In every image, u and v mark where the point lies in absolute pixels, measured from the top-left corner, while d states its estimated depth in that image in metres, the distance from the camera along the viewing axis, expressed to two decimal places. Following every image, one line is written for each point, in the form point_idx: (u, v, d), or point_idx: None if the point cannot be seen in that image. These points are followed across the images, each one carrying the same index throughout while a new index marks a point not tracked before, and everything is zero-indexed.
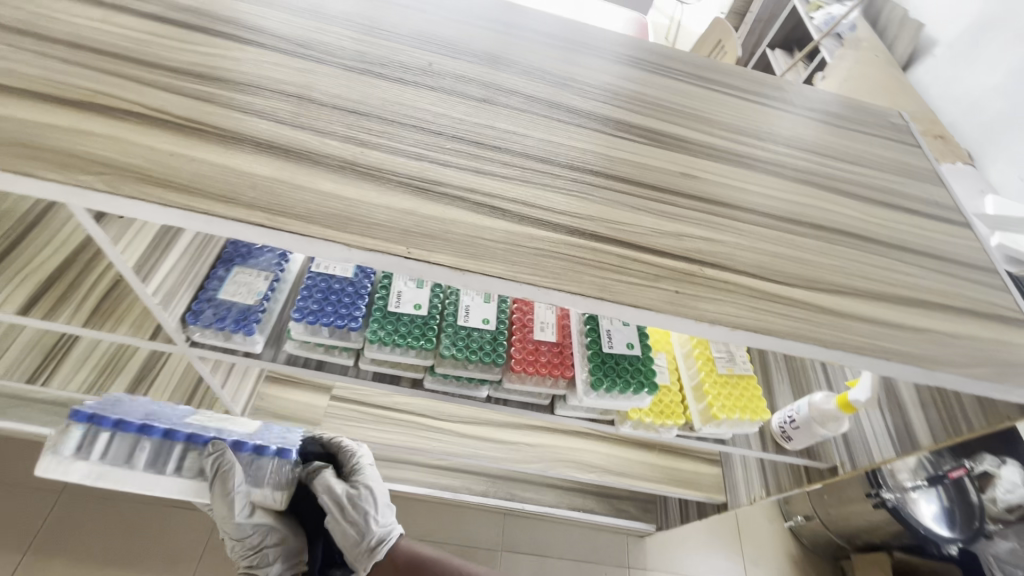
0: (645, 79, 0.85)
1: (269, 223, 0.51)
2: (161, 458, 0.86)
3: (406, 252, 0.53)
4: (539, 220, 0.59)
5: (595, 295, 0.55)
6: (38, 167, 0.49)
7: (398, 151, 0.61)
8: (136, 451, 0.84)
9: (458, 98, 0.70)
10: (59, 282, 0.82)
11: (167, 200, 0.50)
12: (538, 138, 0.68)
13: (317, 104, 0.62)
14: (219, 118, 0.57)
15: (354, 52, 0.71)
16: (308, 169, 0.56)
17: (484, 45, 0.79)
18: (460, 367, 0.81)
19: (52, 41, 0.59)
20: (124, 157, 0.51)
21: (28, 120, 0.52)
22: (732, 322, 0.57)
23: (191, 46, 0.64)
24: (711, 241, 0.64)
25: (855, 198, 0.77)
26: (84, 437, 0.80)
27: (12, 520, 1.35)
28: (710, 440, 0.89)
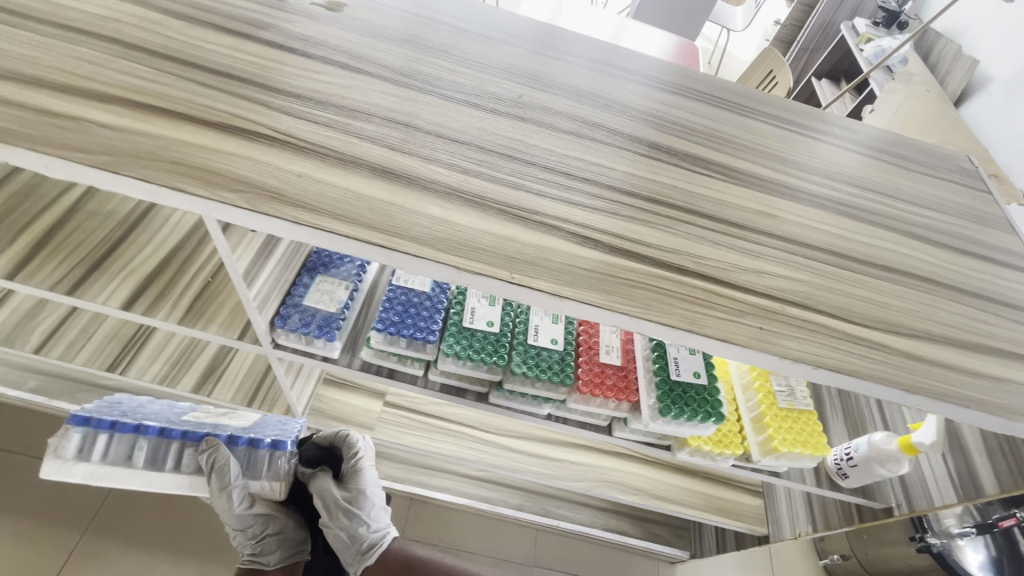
0: (718, 117, 0.88)
1: (386, 244, 0.55)
2: (160, 457, 0.91)
3: (509, 277, 0.56)
4: (629, 251, 0.62)
5: (684, 327, 0.58)
6: (186, 183, 0.54)
7: (496, 179, 0.65)
8: (135, 451, 0.89)
9: (547, 129, 0.73)
10: (156, 280, 0.88)
11: (297, 218, 0.54)
12: (622, 172, 0.72)
13: (423, 132, 0.67)
14: (337, 142, 0.62)
15: (451, 82, 0.75)
16: (417, 193, 0.60)
17: (568, 79, 0.83)
18: (527, 385, 0.83)
19: (189, 64, 0.64)
20: (258, 176, 0.56)
21: (175, 138, 0.57)
22: (814, 361, 0.59)
23: (308, 73, 0.69)
24: (791, 280, 0.66)
25: (928, 243, 0.78)
26: (81, 439, 0.85)
27: (72, 500, 1.42)
28: (765, 472, 0.90)
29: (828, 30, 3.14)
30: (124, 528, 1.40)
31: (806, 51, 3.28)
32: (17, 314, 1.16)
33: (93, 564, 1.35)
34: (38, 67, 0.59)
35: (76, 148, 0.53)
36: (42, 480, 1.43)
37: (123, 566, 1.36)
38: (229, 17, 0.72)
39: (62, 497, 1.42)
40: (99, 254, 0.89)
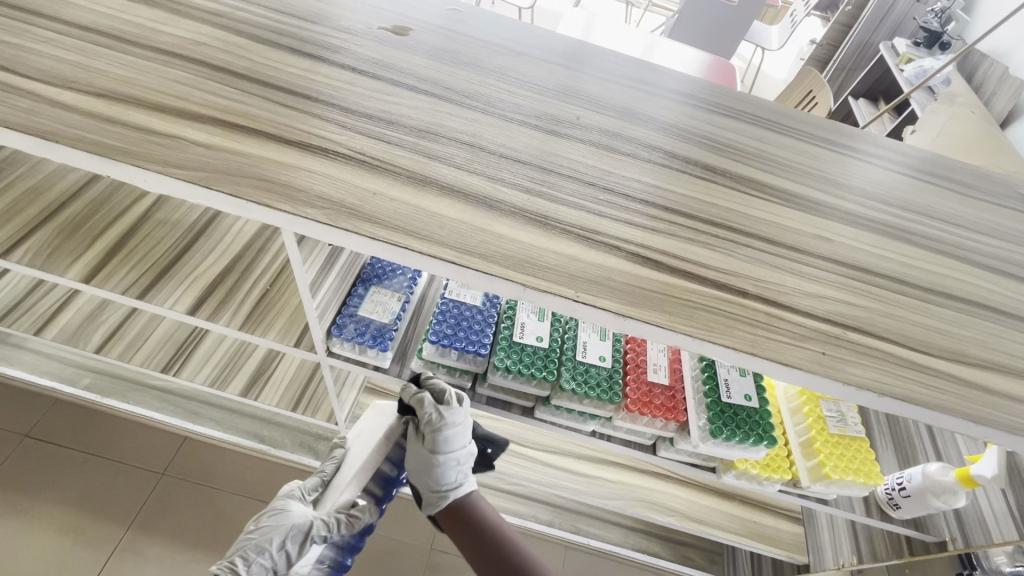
0: (769, 141, 0.89)
1: (458, 261, 0.57)
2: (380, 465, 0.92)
3: (575, 296, 0.57)
4: (689, 273, 0.63)
5: (746, 349, 0.58)
6: (272, 199, 0.57)
7: (557, 199, 0.66)
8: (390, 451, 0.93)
9: (604, 150, 0.75)
10: (219, 288, 0.92)
11: (375, 234, 0.57)
12: (679, 193, 0.73)
13: (486, 152, 0.69)
14: (407, 161, 0.65)
15: (512, 104, 0.78)
16: (484, 212, 0.62)
17: (623, 102, 0.85)
18: (575, 402, 0.84)
19: (271, 87, 0.68)
20: (338, 194, 0.59)
21: (261, 156, 0.60)
22: (878, 389, 0.59)
23: (379, 94, 0.72)
24: (851, 305, 0.66)
25: (991, 271, 0.77)
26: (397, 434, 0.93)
27: (118, 495, 1.47)
28: (812, 498, 0.88)
29: (867, 50, 3.11)
30: (166, 527, 1.44)
31: (844, 70, 3.23)
32: (80, 315, 1.22)
33: (135, 561, 1.38)
34: (136, 88, 0.63)
35: (173, 164, 0.57)
36: (89, 476, 1.48)
37: (163, 564, 1.39)
38: (306, 41, 0.76)
39: (110, 491, 1.47)
40: (166, 262, 0.93)
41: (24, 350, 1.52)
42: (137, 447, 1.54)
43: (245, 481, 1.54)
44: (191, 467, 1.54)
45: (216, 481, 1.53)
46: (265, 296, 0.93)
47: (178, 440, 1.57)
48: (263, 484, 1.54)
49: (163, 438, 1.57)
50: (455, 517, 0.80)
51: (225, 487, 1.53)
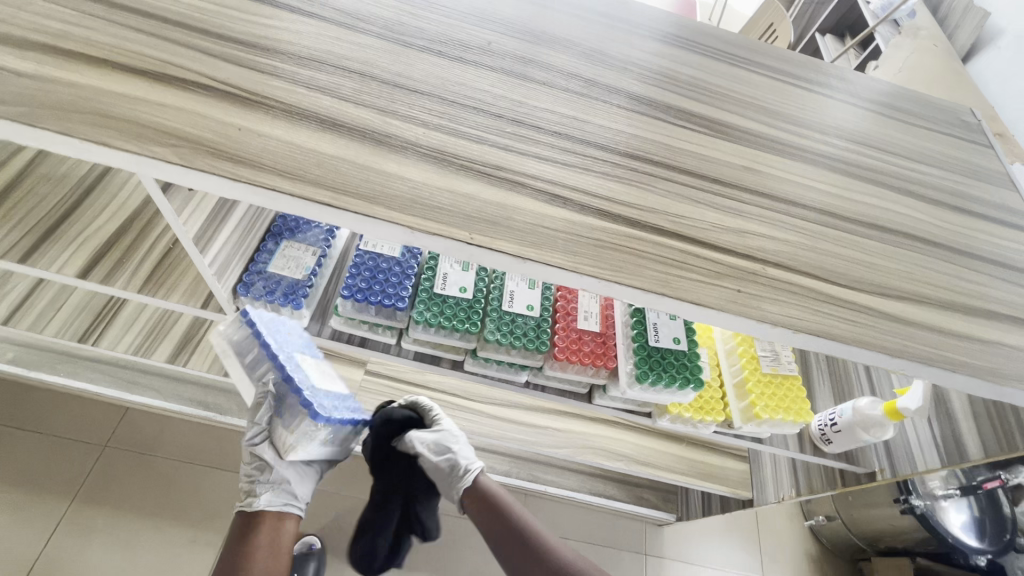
0: (705, 67, 0.82)
1: (333, 201, 0.51)
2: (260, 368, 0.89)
3: (469, 239, 0.52)
4: (601, 210, 0.58)
5: (656, 290, 0.54)
6: (110, 137, 0.49)
7: (457, 133, 0.60)
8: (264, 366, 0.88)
9: (517, 79, 0.68)
10: (114, 249, 0.84)
11: (237, 175, 0.50)
12: (597, 125, 0.67)
13: (379, 81, 0.61)
14: (282, 93, 0.57)
15: (414, 28, 0.69)
16: (369, 147, 0.55)
17: (544, 25, 0.77)
18: (502, 352, 0.81)
19: (118, 7, 0.58)
20: (193, 129, 0.51)
21: (98, 87, 0.51)
22: (794, 325, 0.56)
23: (254, 17, 0.63)
24: (773, 241, 0.62)
25: (922, 200, 0.74)
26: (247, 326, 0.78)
27: (58, 470, 1.42)
28: (746, 438, 0.88)
29: None
30: (111, 500, 1.40)
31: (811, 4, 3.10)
32: None
33: (79, 535, 1.35)
34: None
35: None
36: (25, 453, 1.42)
37: (111, 535, 1.36)
38: None
39: (49, 467, 1.41)
40: (49, 223, 0.84)
41: None
42: (76, 421, 1.48)
43: (195, 450, 1.51)
44: (136, 438, 1.50)
45: (164, 451, 1.50)
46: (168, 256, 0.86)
47: (120, 412, 1.52)
48: (215, 451, 1.52)
49: (103, 410, 1.51)
50: (472, 491, 1.04)
51: (175, 456, 1.49)
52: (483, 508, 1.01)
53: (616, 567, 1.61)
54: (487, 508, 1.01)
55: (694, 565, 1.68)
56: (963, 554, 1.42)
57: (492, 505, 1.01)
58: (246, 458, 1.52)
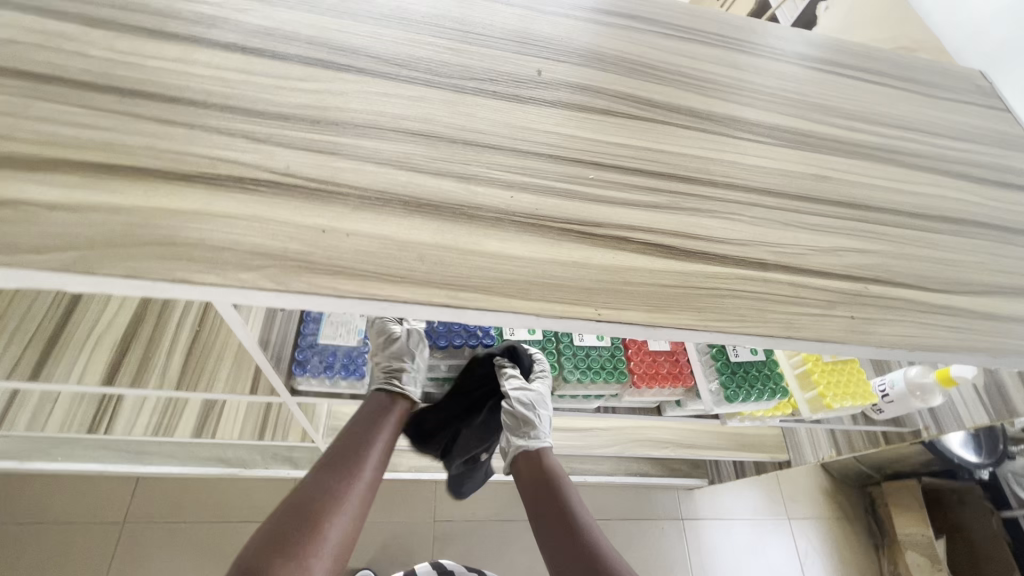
0: (744, 64, 0.79)
1: (451, 299, 0.46)
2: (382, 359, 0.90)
3: (597, 314, 0.49)
4: (707, 253, 0.56)
5: (782, 333, 0.53)
6: (187, 269, 0.42)
7: (545, 189, 0.55)
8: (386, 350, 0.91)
9: (579, 113, 0.63)
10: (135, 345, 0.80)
11: (341, 289, 0.44)
12: (671, 153, 0.64)
13: (447, 141, 0.55)
14: (354, 174, 0.50)
15: (459, 67, 0.63)
16: (465, 225, 0.50)
17: (583, 41, 0.71)
18: (581, 388, 0.80)
19: (136, 96, 0.49)
20: (277, 241, 0.45)
21: (152, 207, 0.44)
22: (908, 343, 0.56)
23: (291, 83, 0.54)
24: (865, 254, 0.62)
25: (971, 181, 0.76)
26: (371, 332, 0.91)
27: (78, 558, 1.32)
28: (808, 421, 0.92)
29: None
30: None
31: None
32: None
33: None
34: None
35: (23, 243, 0.40)
36: (36, 547, 1.31)
37: None
38: (165, 15, 0.55)
39: (67, 556, 1.31)
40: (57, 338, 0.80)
41: None
42: (85, 503, 1.37)
43: (222, 507, 1.44)
44: (155, 507, 1.41)
45: (189, 515, 1.42)
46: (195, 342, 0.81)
47: (132, 483, 1.42)
48: (243, 504, 1.45)
49: (112, 485, 1.40)
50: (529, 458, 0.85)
51: (201, 518, 1.42)
52: (536, 483, 0.81)
53: (658, 536, 1.68)
54: (541, 484, 0.80)
55: (726, 519, 1.77)
56: (969, 470, 1.55)
57: (549, 482, 0.79)
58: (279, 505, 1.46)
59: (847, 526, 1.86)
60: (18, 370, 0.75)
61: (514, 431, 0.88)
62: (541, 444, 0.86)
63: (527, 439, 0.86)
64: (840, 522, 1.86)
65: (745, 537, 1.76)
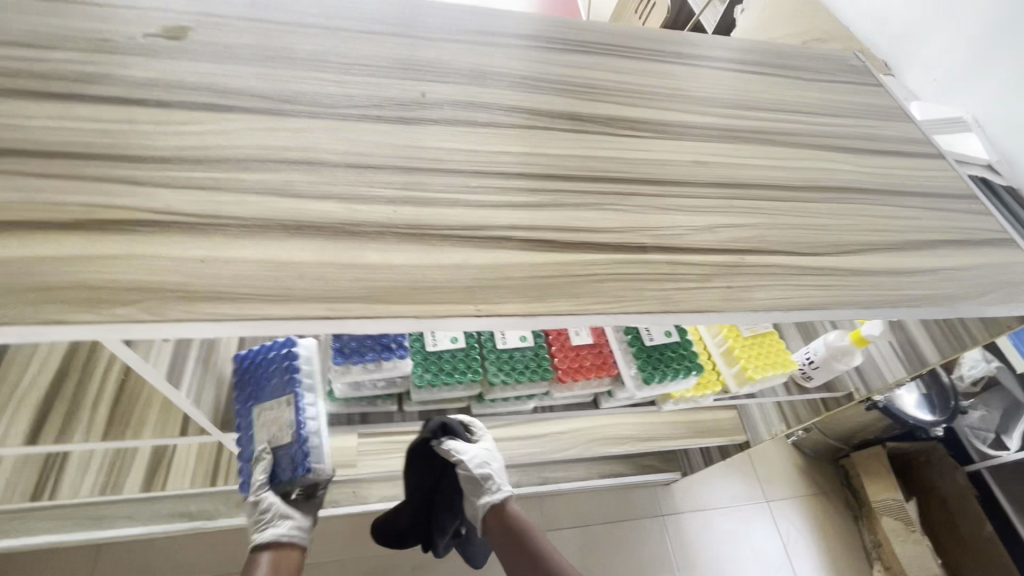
0: (627, 68, 0.84)
1: (331, 312, 0.48)
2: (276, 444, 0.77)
3: (476, 310, 0.52)
4: (586, 243, 0.59)
5: (661, 308, 0.56)
6: (62, 310, 0.43)
7: (426, 201, 0.59)
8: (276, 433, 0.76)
9: (460, 127, 0.67)
10: (59, 403, 0.79)
11: (221, 313, 0.46)
12: (552, 155, 0.68)
13: (329, 166, 0.59)
14: (235, 206, 0.53)
15: (344, 97, 0.66)
16: (346, 242, 0.53)
17: (467, 62, 0.76)
18: (508, 390, 0.81)
19: (14, 155, 0.51)
20: (155, 276, 0.47)
21: (27, 256, 0.45)
22: (783, 305, 0.60)
23: (173, 128, 0.57)
24: (742, 228, 0.66)
25: (844, 152, 0.81)
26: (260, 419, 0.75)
27: None
28: (741, 397, 0.96)
29: None
30: None
31: None
32: None
33: None
34: None
35: None
36: None
37: None
38: (45, 76, 0.58)
39: None
40: None
41: None
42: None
43: (190, 565, 1.41)
44: (119, 574, 1.37)
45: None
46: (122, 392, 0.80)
47: (93, 552, 1.38)
48: (214, 557, 1.42)
49: (72, 557, 1.36)
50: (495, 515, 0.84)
51: None
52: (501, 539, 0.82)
53: (640, 536, 1.69)
54: (511, 538, 0.81)
55: (707, 510, 1.79)
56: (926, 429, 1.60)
57: (517, 533, 0.81)
58: None
59: (826, 501, 1.89)
60: None
61: (476, 493, 0.86)
62: (505, 494, 0.85)
63: (491, 496, 0.84)
64: (817, 498, 1.89)
65: (727, 524, 1.78)
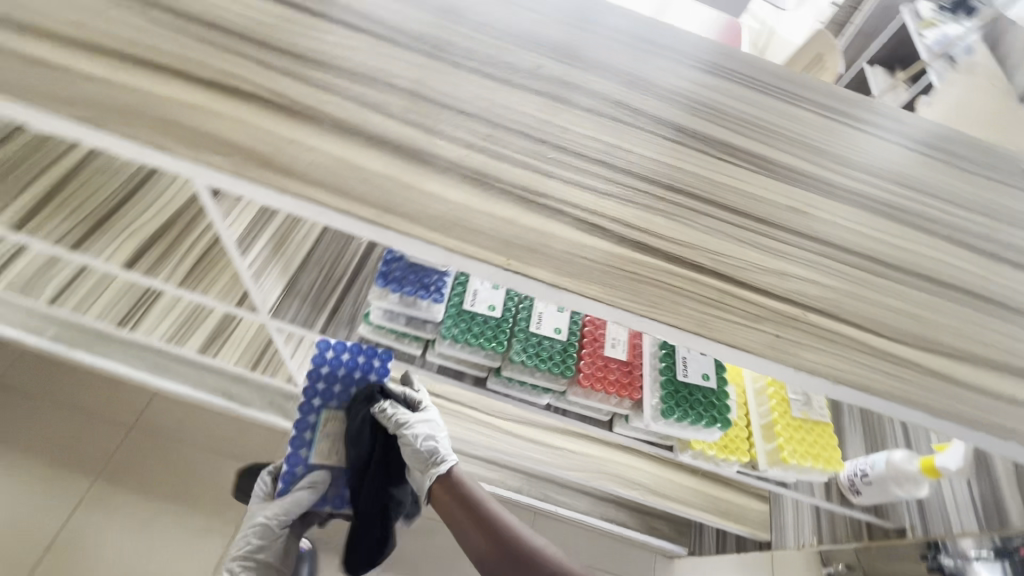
0: (755, 98, 0.79)
1: (377, 219, 0.52)
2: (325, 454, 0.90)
3: (506, 263, 0.52)
4: (640, 243, 0.57)
5: (692, 329, 0.53)
6: (170, 143, 0.51)
7: (500, 156, 0.60)
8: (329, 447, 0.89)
9: (560, 104, 0.68)
10: (162, 240, 0.87)
11: (287, 187, 0.51)
12: (638, 155, 0.66)
13: (426, 101, 0.62)
14: (334, 107, 0.58)
15: (464, 48, 0.70)
16: (413, 167, 0.56)
17: (591, 48, 0.76)
18: (526, 373, 0.80)
19: (183, 15, 0.60)
20: (248, 141, 0.53)
21: (162, 94, 0.53)
22: (831, 376, 0.55)
23: (311, 31, 0.64)
24: (816, 286, 0.60)
25: (977, 253, 0.71)
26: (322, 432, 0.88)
27: (88, 446, 1.47)
28: (771, 481, 0.86)
29: None
30: (134, 483, 1.45)
31: None
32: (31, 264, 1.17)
33: (100, 512, 1.40)
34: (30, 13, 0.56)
35: (63, 101, 0.51)
36: (60, 425, 1.47)
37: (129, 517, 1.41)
38: None
39: (79, 443, 1.47)
40: (104, 211, 0.87)
41: None
42: (107, 400, 1.53)
43: (216, 439, 1.55)
44: (160, 422, 1.54)
45: (186, 439, 1.53)
46: (209, 252, 0.89)
47: (148, 395, 1.56)
48: (236, 441, 1.55)
49: (132, 393, 1.55)
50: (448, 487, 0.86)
51: (195, 444, 1.53)
52: (454, 507, 0.85)
53: None
54: (459, 504, 0.85)
55: None
56: None
57: (469, 502, 0.84)
58: (263, 451, 1.54)
59: None
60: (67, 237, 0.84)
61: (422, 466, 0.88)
62: (448, 465, 0.87)
63: (437, 467, 0.87)
64: None
65: None
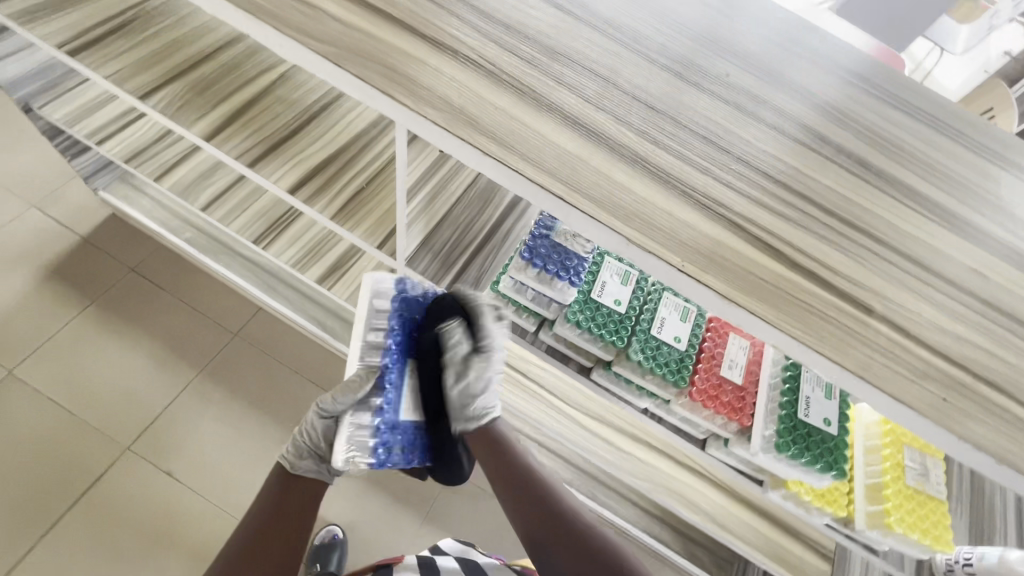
0: (953, 144, 0.73)
1: (566, 196, 0.54)
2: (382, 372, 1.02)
3: (681, 266, 0.53)
4: (813, 274, 0.56)
5: (855, 372, 0.52)
6: (395, 90, 0.55)
7: (684, 158, 0.60)
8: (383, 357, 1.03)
9: (746, 117, 0.67)
10: (321, 175, 0.95)
11: (489, 150, 0.54)
12: (819, 183, 0.64)
13: (619, 90, 0.63)
14: (535, 81, 0.60)
15: (659, 44, 0.70)
16: (603, 152, 0.57)
17: (782, 65, 0.73)
18: (636, 374, 0.81)
19: None
20: (461, 100, 0.56)
21: (392, 44, 0.58)
22: (997, 453, 0.51)
23: (519, 5, 0.66)
24: (997, 358, 0.56)
25: None
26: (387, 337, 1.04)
27: (197, 342, 1.63)
28: (859, 543, 0.83)
29: None
30: (230, 383, 1.59)
31: None
32: (194, 173, 1.32)
33: (196, 402, 1.55)
34: None
35: (312, 36, 0.56)
36: (178, 318, 1.64)
37: (220, 413, 1.55)
38: None
39: (191, 337, 1.63)
40: (278, 138, 0.96)
41: (143, 194, 1.64)
42: (220, 304, 1.69)
43: (304, 362, 1.67)
44: (260, 335, 1.68)
45: (278, 356, 1.66)
46: (359, 193, 0.95)
47: (254, 308, 1.70)
48: (320, 368, 1.66)
49: (242, 304, 1.70)
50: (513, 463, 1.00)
51: (284, 362, 1.65)
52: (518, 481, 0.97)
53: None
54: (517, 479, 0.98)
55: None
56: None
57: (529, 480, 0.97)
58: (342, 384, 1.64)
59: None
60: (245, 156, 0.93)
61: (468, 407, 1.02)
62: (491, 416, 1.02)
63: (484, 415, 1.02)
64: None
65: None
